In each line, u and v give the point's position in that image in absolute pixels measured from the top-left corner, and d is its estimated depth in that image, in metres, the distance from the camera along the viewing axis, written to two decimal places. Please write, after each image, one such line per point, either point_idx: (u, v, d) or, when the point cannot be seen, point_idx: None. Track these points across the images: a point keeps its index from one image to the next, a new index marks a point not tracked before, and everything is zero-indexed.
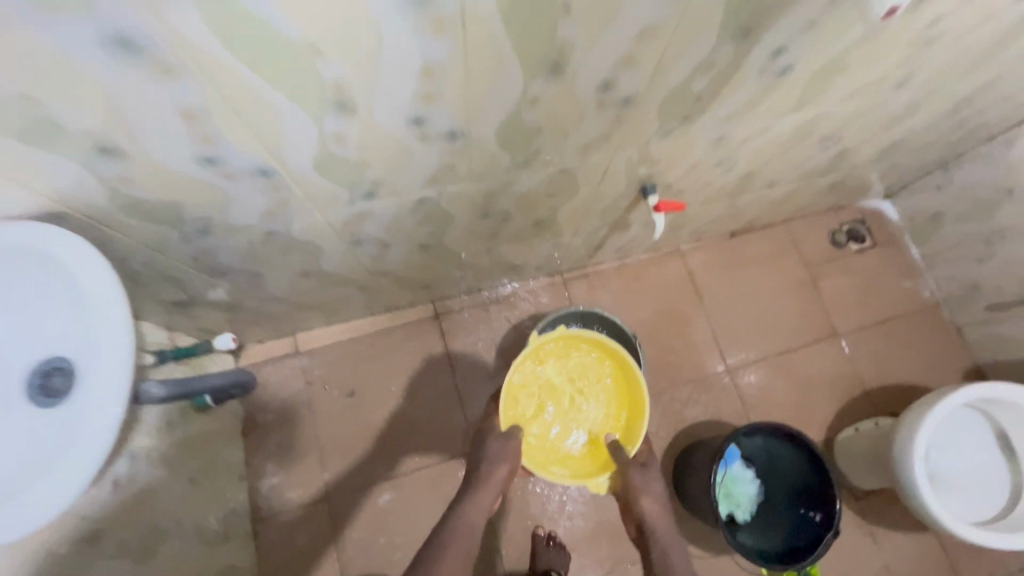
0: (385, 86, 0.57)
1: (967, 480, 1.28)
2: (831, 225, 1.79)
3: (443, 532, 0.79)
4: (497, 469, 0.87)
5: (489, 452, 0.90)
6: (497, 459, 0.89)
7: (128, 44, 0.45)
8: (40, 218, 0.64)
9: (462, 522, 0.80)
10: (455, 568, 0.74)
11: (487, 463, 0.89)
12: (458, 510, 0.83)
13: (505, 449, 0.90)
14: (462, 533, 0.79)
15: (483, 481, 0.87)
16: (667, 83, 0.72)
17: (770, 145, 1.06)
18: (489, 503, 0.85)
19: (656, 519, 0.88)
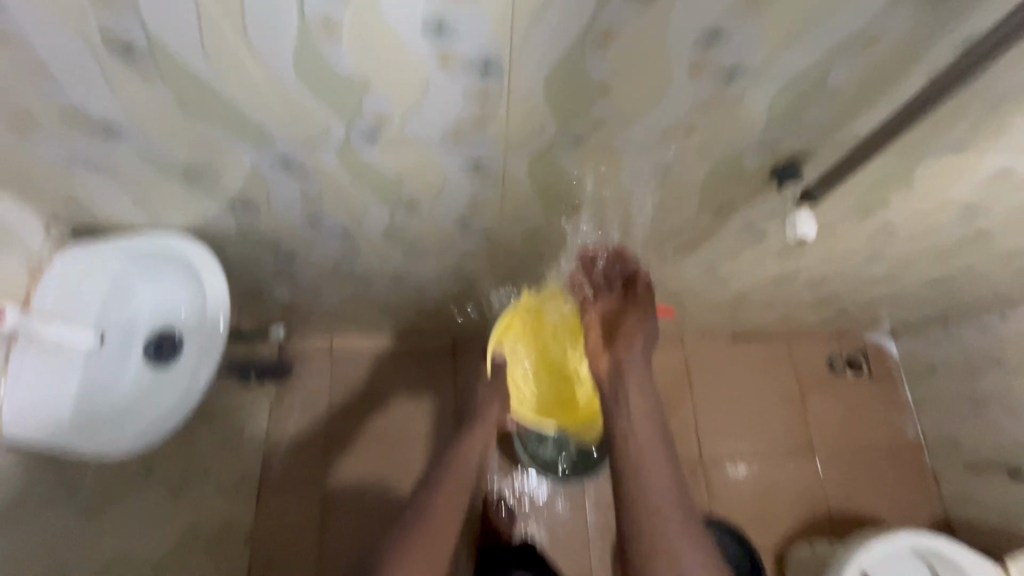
0: (443, 202, 0.80)
1: None
2: (832, 349, 1.90)
3: (445, 464, 0.88)
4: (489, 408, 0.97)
5: (478, 398, 0.99)
6: (488, 399, 0.98)
7: (288, 160, 0.68)
8: (186, 234, 0.88)
9: (458, 457, 0.90)
10: (455, 491, 0.83)
11: (481, 408, 0.98)
12: (455, 448, 0.91)
13: (493, 391, 0.99)
14: (459, 467, 0.87)
15: (478, 422, 0.96)
16: (660, 229, 0.92)
17: (758, 280, 1.22)
18: (483, 442, 0.95)
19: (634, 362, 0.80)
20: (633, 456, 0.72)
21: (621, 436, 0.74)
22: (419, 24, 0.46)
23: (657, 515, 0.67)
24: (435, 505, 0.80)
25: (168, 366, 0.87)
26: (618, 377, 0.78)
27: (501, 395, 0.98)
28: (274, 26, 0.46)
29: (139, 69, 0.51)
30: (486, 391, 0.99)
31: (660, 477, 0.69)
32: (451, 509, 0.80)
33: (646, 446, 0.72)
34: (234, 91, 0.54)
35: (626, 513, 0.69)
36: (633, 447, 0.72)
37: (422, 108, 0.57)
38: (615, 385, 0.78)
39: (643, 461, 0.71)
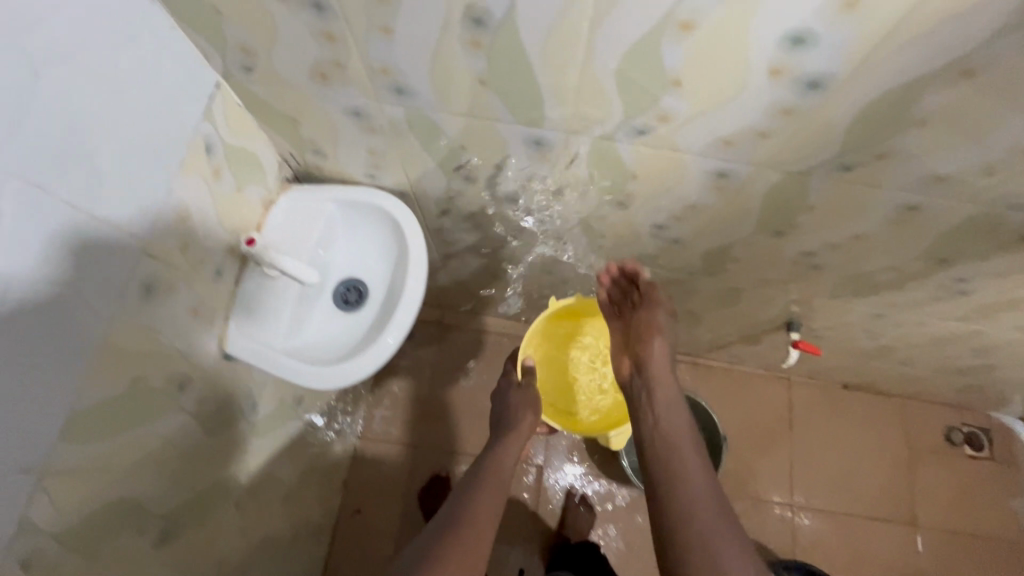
0: (657, 204, 0.80)
1: None
2: (952, 420, 1.78)
3: (482, 471, 0.86)
4: (522, 417, 0.93)
5: (512, 404, 0.95)
6: (521, 408, 0.94)
7: (541, 142, 0.70)
8: (394, 192, 0.93)
9: (494, 464, 0.87)
10: (490, 500, 0.81)
11: (514, 415, 0.94)
12: (491, 456, 0.89)
13: (525, 399, 0.95)
14: (494, 476, 0.85)
15: (511, 429, 0.92)
16: (857, 268, 0.89)
17: (921, 334, 1.16)
18: (518, 450, 0.91)
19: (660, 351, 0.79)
20: (665, 448, 0.72)
21: (654, 433, 0.74)
22: (779, 37, 0.46)
23: (694, 509, 0.65)
24: (473, 508, 0.79)
25: (358, 313, 0.93)
26: (646, 377, 0.78)
27: (533, 402, 0.95)
28: (633, 20, 0.48)
29: (475, 41, 0.54)
30: (521, 396, 0.96)
31: (696, 474, 0.68)
32: (486, 513, 0.79)
33: (676, 447, 0.72)
34: (544, 73, 0.56)
35: (660, 512, 0.67)
36: (665, 447, 0.72)
37: (713, 113, 0.58)
38: (642, 387, 0.78)
39: (676, 455, 0.71)
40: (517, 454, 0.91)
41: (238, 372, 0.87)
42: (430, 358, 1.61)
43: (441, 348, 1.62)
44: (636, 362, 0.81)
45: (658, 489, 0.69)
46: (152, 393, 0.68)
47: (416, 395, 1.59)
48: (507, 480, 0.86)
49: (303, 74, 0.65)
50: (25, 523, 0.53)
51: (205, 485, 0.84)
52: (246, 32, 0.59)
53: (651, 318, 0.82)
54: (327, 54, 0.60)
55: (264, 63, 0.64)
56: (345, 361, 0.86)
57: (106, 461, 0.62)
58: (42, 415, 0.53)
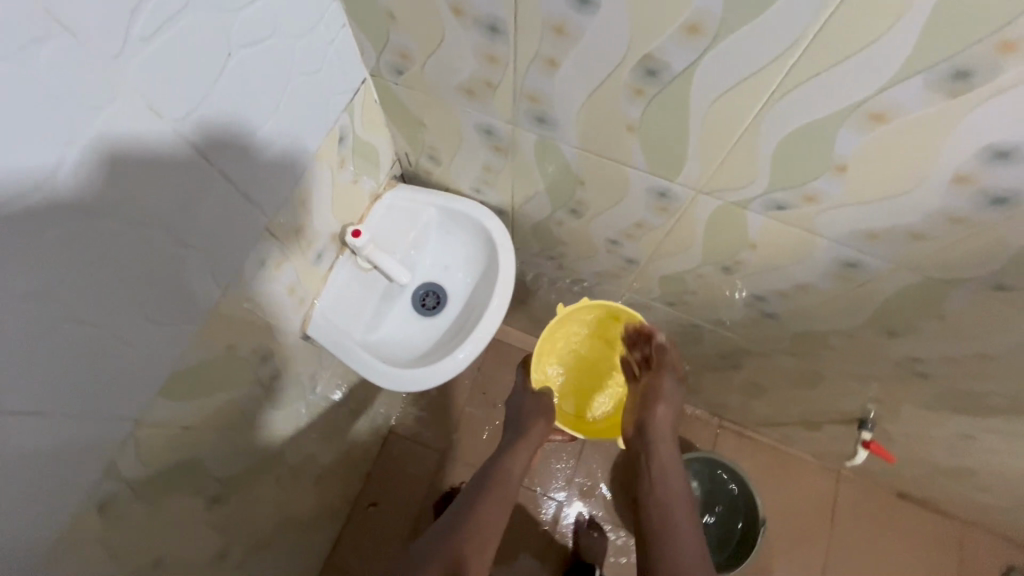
0: (765, 278, 0.77)
1: None
2: (1013, 559, 1.60)
3: (489, 476, 0.81)
4: (534, 424, 0.87)
5: (524, 409, 0.90)
6: (535, 415, 0.89)
7: (666, 195, 0.68)
8: (494, 209, 0.93)
9: (502, 470, 0.82)
10: (494, 506, 0.76)
11: (528, 422, 0.88)
12: (500, 461, 0.84)
13: (540, 406, 0.90)
14: (499, 484, 0.80)
15: (522, 437, 0.87)
16: (966, 385, 0.82)
17: (1011, 466, 1.06)
18: (526, 458, 0.85)
19: (660, 418, 0.83)
20: (661, 510, 0.74)
21: (653, 494, 0.76)
22: (980, 147, 0.43)
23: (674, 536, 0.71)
24: (478, 512, 0.74)
25: (433, 319, 0.93)
26: (645, 438, 0.82)
27: (547, 410, 0.89)
28: (822, 100, 0.45)
29: (640, 89, 0.53)
30: (531, 404, 0.90)
31: (693, 544, 0.69)
32: (492, 521, 0.74)
33: (671, 506, 0.74)
34: (699, 131, 0.55)
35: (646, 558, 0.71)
36: (661, 501, 0.75)
37: (870, 206, 0.54)
38: (645, 448, 0.81)
39: (673, 518, 0.73)
40: (525, 462, 0.85)
41: (312, 354, 0.88)
42: (475, 370, 1.60)
43: (488, 362, 1.61)
44: (637, 423, 0.84)
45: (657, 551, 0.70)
46: (241, 362, 0.69)
47: (455, 404, 1.59)
48: (514, 487, 0.82)
49: (450, 86, 0.66)
50: (111, 467, 0.55)
51: (257, 457, 0.85)
52: (410, 39, 0.61)
53: (654, 385, 0.86)
54: (481, 73, 0.61)
55: (416, 70, 0.66)
56: (415, 366, 0.86)
57: (188, 421, 0.63)
58: (154, 367, 0.55)
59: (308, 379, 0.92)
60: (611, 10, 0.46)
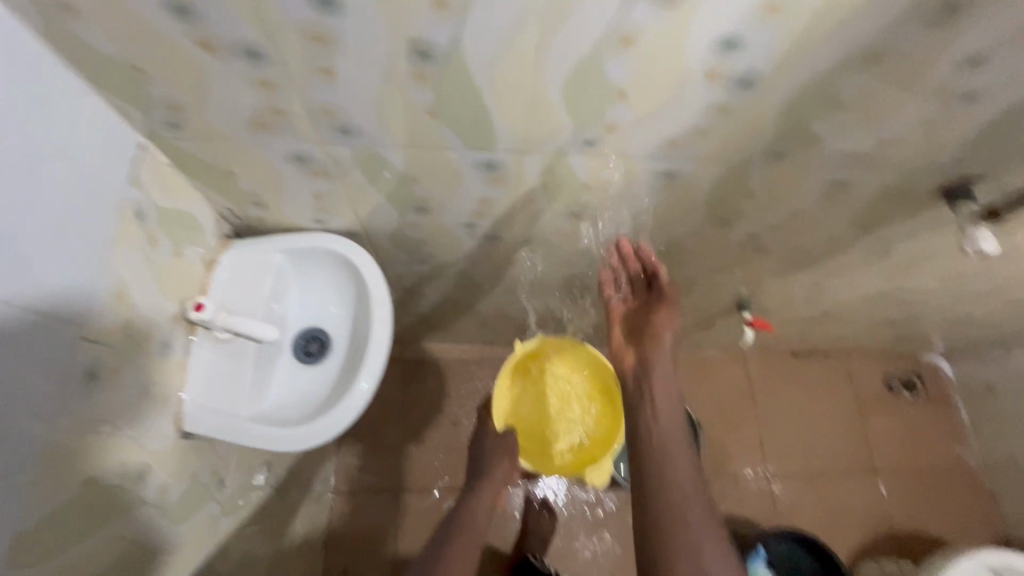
0: (609, 211, 0.83)
1: None
2: (887, 369, 1.92)
3: (455, 521, 0.90)
4: (496, 464, 0.95)
5: (487, 450, 0.98)
6: (495, 456, 0.96)
7: (493, 166, 0.71)
8: (345, 234, 0.90)
9: (466, 516, 0.90)
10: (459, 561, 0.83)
11: (488, 460, 0.96)
12: (462, 507, 0.92)
13: (501, 445, 0.98)
14: (466, 526, 0.88)
15: (485, 477, 0.94)
16: (796, 244, 0.95)
17: (855, 296, 1.27)
18: (491, 500, 0.93)
19: (660, 365, 0.69)
20: (663, 455, 0.62)
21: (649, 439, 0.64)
22: (712, 42, 0.49)
23: (686, 504, 0.59)
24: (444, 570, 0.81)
25: (321, 366, 0.88)
26: (645, 370, 0.69)
27: (508, 448, 0.97)
28: (579, 37, 0.49)
29: (421, 73, 0.54)
30: (495, 442, 0.98)
31: (685, 464, 0.62)
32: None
33: (677, 449, 0.63)
34: (493, 98, 0.57)
35: (646, 506, 0.60)
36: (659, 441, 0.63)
37: (656, 119, 0.60)
38: (644, 384, 0.69)
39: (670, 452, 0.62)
40: (487, 504, 0.92)
41: (199, 450, 0.80)
42: (400, 396, 1.57)
43: (410, 384, 1.58)
44: (640, 359, 0.71)
45: (645, 497, 0.61)
46: (108, 490, 0.61)
47: (390, 438, 1.53)
48: (481, 528, 0.90)
49: (238, 125, 0.62)
50: None
51: None
52: (173, 89, 0.56)
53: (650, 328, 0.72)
54: (264, 102, 0.58)
55: (194, 119, 0.61)
56: (317, 417, 0.81)
57: None
58: None
59: (206, 476, 0.83)
60: (357, 4, 0.46)
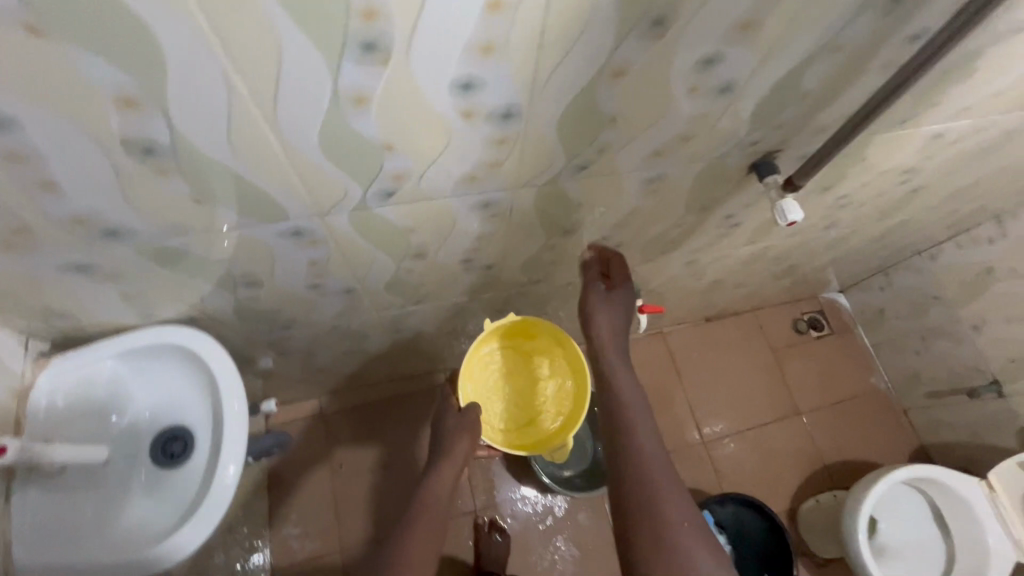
0: (448, 245, 0.81)
1: (917, 552, 1.44)
2: (793, 314, 2.01)
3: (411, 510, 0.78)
4: (456, 443, 0.83)
5: (447, 429, 0.86)
6: (455, 434, 0.84)
7: (300, 232, 0.68)
8: (181, 322, 0.83)
9: (430, 498, 0.79)
10: (423, 545, 0.74)
11: (449, 439, 0.84)
12: (424, 491, 0.81)
13: (462, 423, 0.85)
14: (427, 514, 0.77)
15: (446, 455, 0.83)
16: (649, 234, 0.97)
17: (733, 262, 1.31)
18: (454, 478, 0.83)
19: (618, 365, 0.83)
20: (631, 441, 0.74)
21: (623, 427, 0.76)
22: (449, 87, 0.48)
23: (659, 479, 0.69)
24: (407, 554, 0.72)
25: (182, 468, 0.82)
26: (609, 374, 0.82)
27: (473, 425, 0.85)
28: (304, 106, 0.46)
29: (158, 169, 0.50)
30: (457, 421, 0.86)
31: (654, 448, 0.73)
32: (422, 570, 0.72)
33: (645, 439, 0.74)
34: (255, 176, 0.54)
35: (622, 489, 0.70)
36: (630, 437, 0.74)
37: (441, 162, 0.59)
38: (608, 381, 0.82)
39: (630, 424, 0.76)
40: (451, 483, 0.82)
41: None
42: (324, 455, 1.50)
43: (332, 440, 1.51)
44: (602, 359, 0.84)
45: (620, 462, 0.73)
46: None
47: (320, 501, 1.46)
48: (445, 512, 0.80)
49: None
50: None
51: None
52: None
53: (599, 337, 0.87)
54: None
55: None
56: (177, 532, 0.74)
57: None
58: None
59: None
60: (35, 119, 0.42)
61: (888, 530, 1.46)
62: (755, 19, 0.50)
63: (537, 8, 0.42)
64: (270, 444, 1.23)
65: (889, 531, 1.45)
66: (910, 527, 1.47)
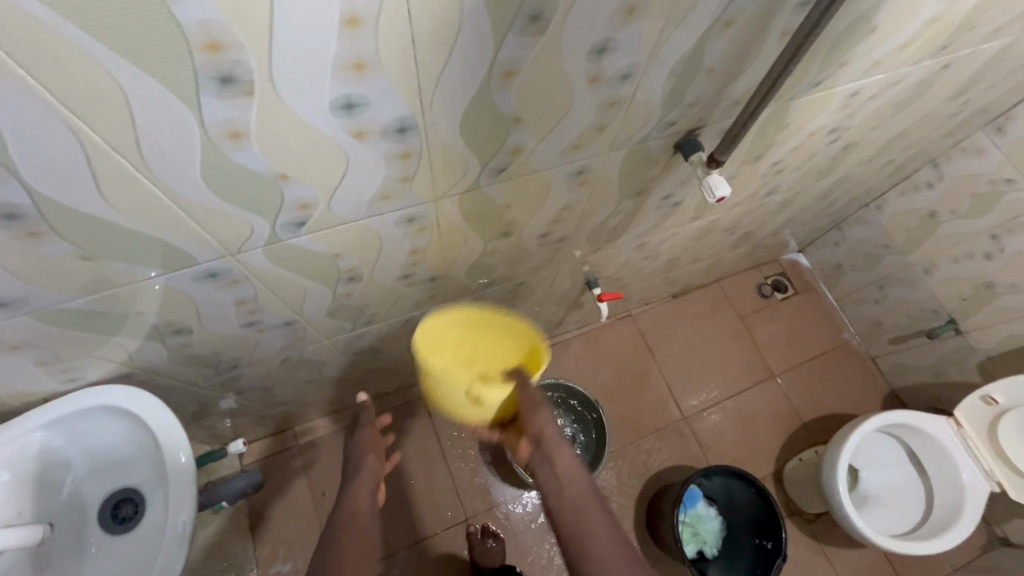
0: (381, 263, 0.78)
1: (899, 497, 1.47)
2: (756, 279, 2.04)
3: (335, 525, 0.69)
4: (364, 459, 0.81)
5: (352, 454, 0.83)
6: (360, 456, 0.82)
7: (217, 274, 0.64)
8: (113, 380, 0.79)
9: (350, 511, 0.71)
10: (358, 552, 0.65)
11: (356, 460, 0.82)
12: (340, 510, 0.72)
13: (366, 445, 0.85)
14: (353, 524, 0.69)
15: (355, 474, 0.79)
16: (591, 225, 0.96)
17: (684, 238, 1.31)
18: (368, 495, 0.77)
19: (551, 434, 0.74)
20: (575, 513, 0.67)
21: (560, 501, 0.68)
22: (331, 109, 0.46)
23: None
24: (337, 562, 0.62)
25: (135, 532, 0.78)
26: (542, 448, 0.73)
27: (371, 447, 0.85)
28: (176, 148, 0.43)
29: (32, 232, 0.46)
30: (360, 443, 0.85)
31: (599, 521, 0.65)
32: (364, 567, 0.64)
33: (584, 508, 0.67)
34: (144, 224, 0.51)
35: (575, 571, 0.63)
36: (573, 508, 0.67)
37: (346, 185, 0.56)
38: (543, 458, 0.73)
39: (590, 529, 0.65)
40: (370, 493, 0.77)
41: None
42: (304, 487, 1.46)
43: (309, 470, 1.48)
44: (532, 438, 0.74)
45: (568, 541, 0.65)
46: None
47: (305, 533, 1.42)
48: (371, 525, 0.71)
49: None
50: None
51: None
52: None
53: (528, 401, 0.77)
54: None
55: None
56: None
57: None
58: None
59: None
60: None
61: (869, 479, 1.50)
62: (639, 3, 0.49)
63: (401, 16, 0.40)
64: (245, 483, 1.19)
65: (871, 480, 1.49)
66: (889, 473, 1.50)
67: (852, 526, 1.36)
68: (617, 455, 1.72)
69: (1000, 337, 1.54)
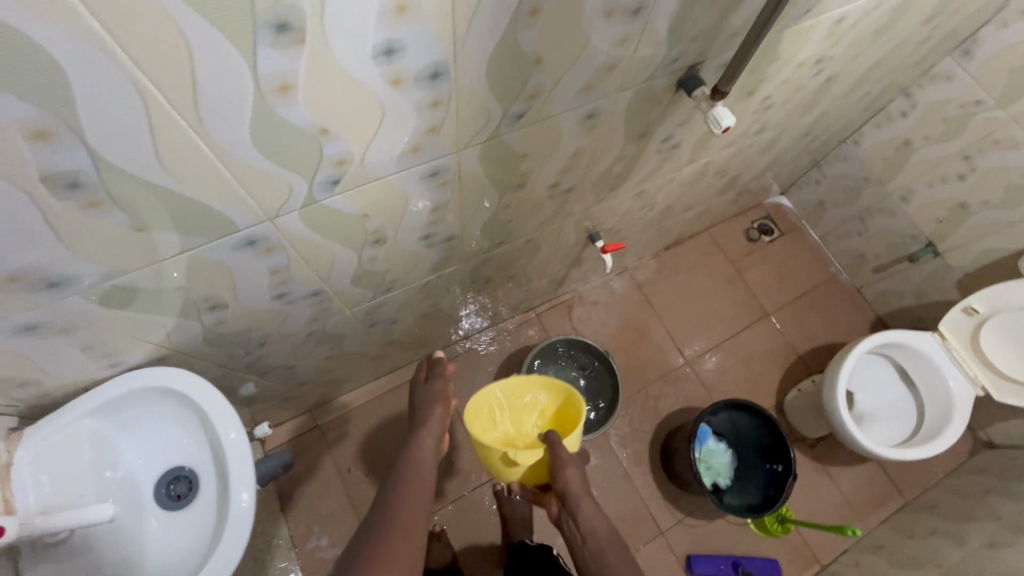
0: (405, 223, 0.80)
1: (896, 413, 1.57)
2: (744, 225, 2.10)
3: (395, 474, 0.76)
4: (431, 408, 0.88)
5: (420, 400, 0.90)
6: (429, 405, 0.89)
7: (254, 242, 0.66)
8: (151, 362, 0.80)
9: (412, 461, 0.78)
10: (414, 499, 0.71)
11: (426, 406, 0.89)
12: (408, 458, 0.79)
13: (434, 394, 0.90)
14: (415, 473, 0.75)
15: (422, 424, 0.85)
16: (596, 172, 0.99)
17: (678, 185, 1.35)
18: (433, 440, 0.83)
19: (581, 495, 0.81)
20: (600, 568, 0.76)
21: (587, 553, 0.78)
22: (372, 57, 0.47)
23: None
24: (399, 512, 0.68)
25: (193, 505, 0.82)
26: (569, 506, 0.81)
27: (439, 395, 0.91)
28: (229, 104, 0.45)
29: (90, 202, 0.48)
30: (431, 391, 0.91)
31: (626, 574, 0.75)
32: (422, 510, 0.70)
33: (608, 558, 0.77)
34: (193, 190, 0.52)
35: None
36: (597, 560, 0.77)
37: (379, 139, 0.58)
38: (569, 513, 0.81)
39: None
40: (434, 442, 0.83)
41: None
42: (330, 464, 1.49)
43: (334, 448, 1.51)
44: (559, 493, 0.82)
45: None
46: None
47: (338, 507, 1.45)
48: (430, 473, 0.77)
49: None
50: None
51: None
52: None
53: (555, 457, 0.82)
54: None
55: None
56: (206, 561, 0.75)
57: None
58: None
59: None
60: None
61: (866, 399, 1.59)
62: None
63: None
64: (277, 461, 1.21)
65: (867, 401, 1.58)
66: (884, 391, 1.60)
67: (853, 441, 1.46)
68: (627, 403, 1.79)
69: (976, 254, 1.63)
